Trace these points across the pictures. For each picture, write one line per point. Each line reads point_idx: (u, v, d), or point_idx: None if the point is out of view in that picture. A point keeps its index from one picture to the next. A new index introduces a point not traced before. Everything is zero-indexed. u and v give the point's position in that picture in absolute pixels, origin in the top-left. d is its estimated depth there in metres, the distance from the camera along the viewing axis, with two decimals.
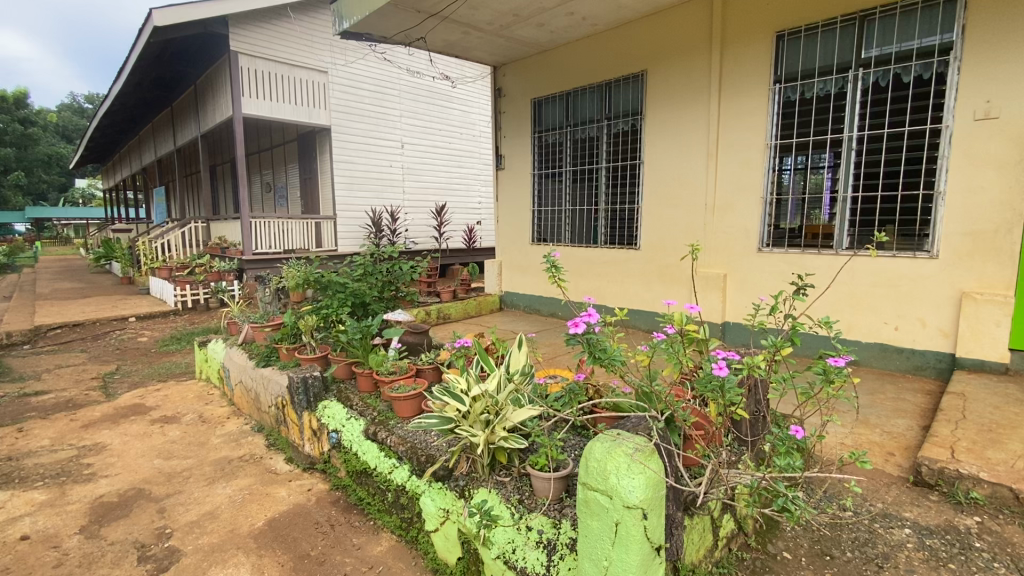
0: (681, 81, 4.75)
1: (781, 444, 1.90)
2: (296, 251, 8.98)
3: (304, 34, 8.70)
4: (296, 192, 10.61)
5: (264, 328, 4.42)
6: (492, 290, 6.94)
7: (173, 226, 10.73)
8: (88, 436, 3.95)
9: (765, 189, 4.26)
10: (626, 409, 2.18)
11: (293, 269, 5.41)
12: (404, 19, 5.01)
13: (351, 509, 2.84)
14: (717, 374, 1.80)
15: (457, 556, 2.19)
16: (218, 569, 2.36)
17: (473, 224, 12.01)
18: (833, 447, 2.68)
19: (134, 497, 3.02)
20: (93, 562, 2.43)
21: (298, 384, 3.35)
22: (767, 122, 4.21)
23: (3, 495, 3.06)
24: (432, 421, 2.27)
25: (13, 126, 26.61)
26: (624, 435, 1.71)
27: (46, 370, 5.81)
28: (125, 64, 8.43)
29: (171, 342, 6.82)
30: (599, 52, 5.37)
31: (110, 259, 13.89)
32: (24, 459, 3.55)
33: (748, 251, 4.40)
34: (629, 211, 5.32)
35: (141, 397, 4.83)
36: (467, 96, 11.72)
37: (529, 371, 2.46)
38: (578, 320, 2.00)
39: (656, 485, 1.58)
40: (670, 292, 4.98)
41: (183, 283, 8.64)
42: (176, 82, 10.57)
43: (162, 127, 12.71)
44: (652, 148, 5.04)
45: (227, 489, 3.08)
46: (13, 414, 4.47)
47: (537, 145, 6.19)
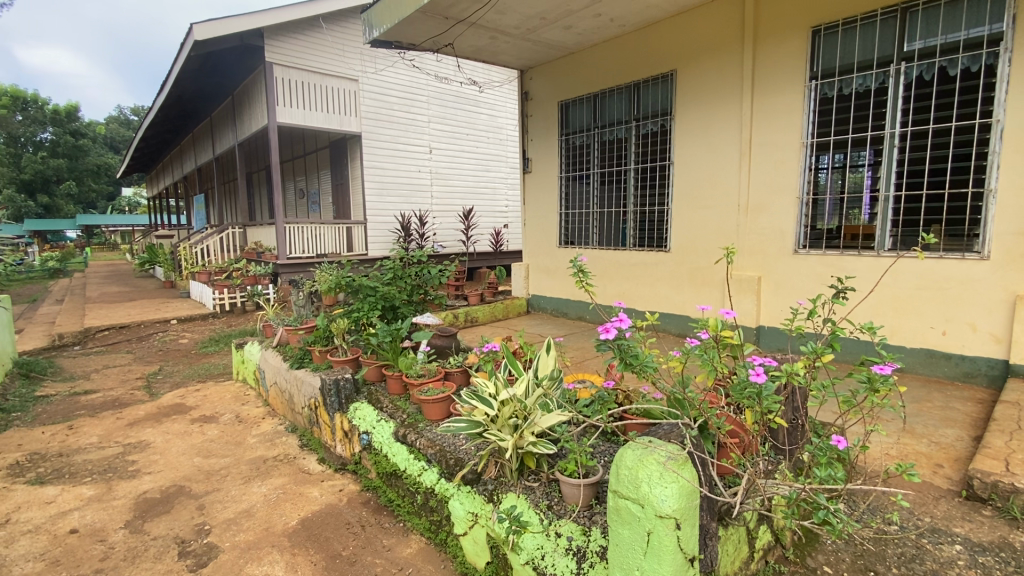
0: (713, 80, 4.66)
1: (822, 454, 1.82)
2: (329, 255, 9.18)
3: (335, 44, 8.93)
4: (328, 198, 10.87)
5: (297, 331, 4.52)
6: (519, 293, 6.94)
7: (212, 232, 11.11)
8: (133, 434, 4.12)
9: (800, 189, 4.13)
10: (658, 415, 2.18)
11: (325, 273, 5.53)
12: (433, 26, 5.07)
13: (382, 510, 2.88)
14: (754, 381, 1.74)
15: (485, 561, 2.19)
16: (254, 565, 2.42)
17: (500, 228, 12.03)
18: (877, 458, 2.57)
19: (174, 494, 3.14)
20: (137, 556, 2.53)
21: (331, 386, 3.45)
22: (803, 119, 4.07)
23: (55, 490, 3.22)
24: (460, 425, 2.25)
25: (64, 138, 28.45)
26: (656, 443, 1.68)
27: (94, 369, 6.11)
28: (168, 78, 8.81)
29: (210, 344, 7.07)
30: (628, 53, 5.32)
31: (154, 264, 14.51)
32: (75, 455, 3.74)
33: (783, 253, 4.27)
34: (658, 213, 5.25)
35: (182, 397, 5.02)
36: (494, 101, 11.79)
37: (558, 376, 2.43)
38: (608, 325, 1.96)
39: (689, 494, 1.55)
40: (702, 295, 4.89)
41: (221, 286, 8.94)
42: (215, 94, 10.96)
43: (201, 138, 13.22)
44: (682, 148, 4.96)
45: (262, 488, 3.16)
46: (65, 412, 4.71)
47: (564, 146, 6.17)
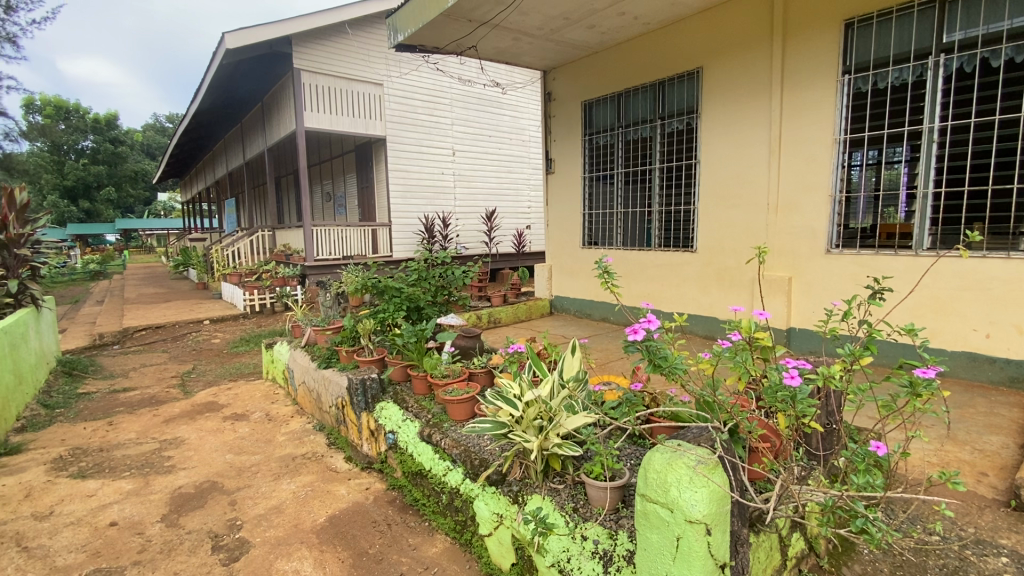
0: (741, 76, 4.56)
1: (860, 460, 1.76)
2: (354, 257, 9.34)
3: (360, 49, 9.08)
4: (353, 201, 11.07)
5: (325, 331, 4.61)
6: (542, 294, 6.92)
7: (243, 235, 11.42)
8: (169, 430, 4.26)
9: (833, 187, 4.00)
10: (687, 419, 2.13)
11: (351, 275, 5.63)
12: (456, 29, 5.10)
13: (407, 509, 2.90)
14: (788, 384, 1.69)
15: (511, 562, 2.18)
16: (284, 561, 2.47)
17: (523, 229, 12.02)
18: (917, 466, 2.47)
19: (208, 489, 3.22)
20: (173, 549, 2.61)
21: (357, 386, 3.50)
22: (835, 115, 3.95)
23: (96, 484, 3.35)
24: (486, 426, 2.25)
25: (104, 146, 29.73)
26: (686, 447, 1.65)
27: (132, 368, 6.35)
28: (201, 86, 9.08)
29: (241, 344, 7.26)
30: (652, 51, 5.26)
31: (188, 266, 15.01)
32: (114, 451, 3.88)
33: (815, 252, 4.15)
34: (684, 212, 5.17)
35: (215, 395, 5.17)
36: (517, 102, 11.80)
37: (583, 377, 2.41)
38: (637, 327, 1.93)
39: (720, 500, 1.51)
40: (731, 296, 4.79)
41: (251, 287, 9.17)
42: (245, 101, 11.26)
43: (233, 144, 13.61)
44: (709, 146, 4.88)
45: (292, 485, 3.22)
46: (105, 408, 4.90)
47: (588, 147, 6.13)
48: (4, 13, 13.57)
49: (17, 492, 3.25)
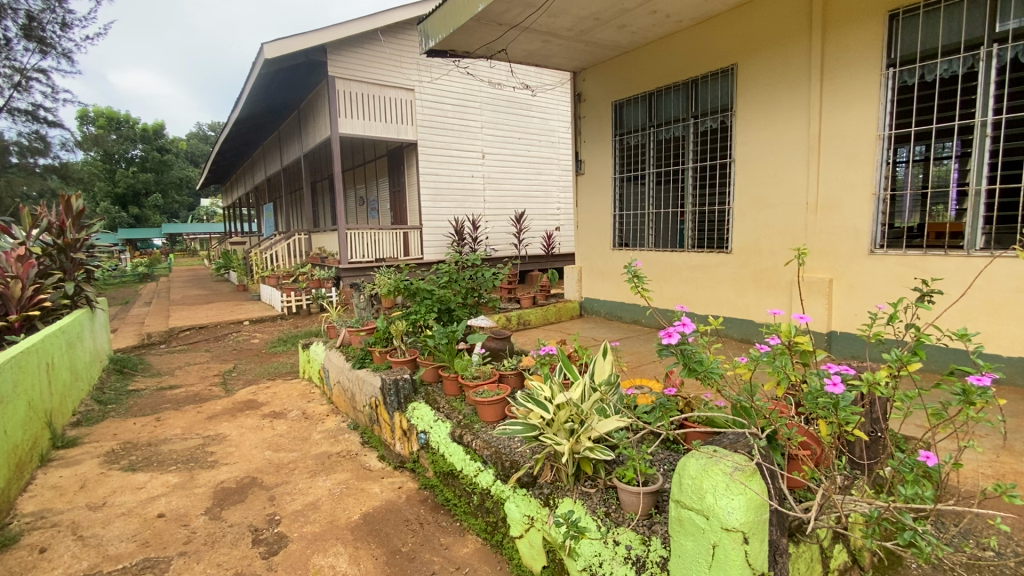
0: (778, 71, 4.44)
1: (908, 470, 1.69)
2: (386, 259, 9.53)
3: (392, 55, 9.26)
4: (386, 205, 11.29)
5: (359, 332, 4.72)
6: (572, 297, 6.90)
7: (280, 238, 11.79)
8: (212, 427, 4.43)
9: (878, 184, 3.84)
10: (722, 424, 2.09)
11: (384, 277, 5.74)
12: (486, 33, 5.15)
13: (439, 509, 2.93)
14: (830, 390, 1.63)
15: (542, 565, 2.18)
16: (320, 556, 2.53)
17: (552, 231, 11.99)
18: (970, 479, 2.35)
19: (248, 484, 3.34)
20: (216, 541, 2.71)
21: (390, 386, 3.57)
22: (879, 109, 3.79)
23: (145, 476, 3.52)
24: (517, 428, 2.26)
25: (152, 154, 31.28)
26: (722, 453, 1.62)
27: (177, 366, 6.64)
28: (242, 95, 9.42)
29: (279, 344, 7.49)
30: (684, 49, 5.17)
31: (229, 268, 15.61)
32: (162, 445, 4.06)
33: (857, 253, 3.99)
34: (718, 212, 5.06)
35: (254, 393, 5.35)
36: (546, 104, 11.79)
37: (616, 381, 2.37)
38: (671, 330, 1.90)
39: (758, 508, 1.48)
40: (769, 298, 4.66)
41: (289, 289, 9.47)
42: (283, 109, 11.61)
43: (271, 150, 14.06)
44: (745, 144, 4.77)
45: (327, 482, 3.31)
46: (153, 405, 5.14)
47: (618, 147, 6.07)
48: (61, 31, 14.39)
49: (74, 483, 3.44)
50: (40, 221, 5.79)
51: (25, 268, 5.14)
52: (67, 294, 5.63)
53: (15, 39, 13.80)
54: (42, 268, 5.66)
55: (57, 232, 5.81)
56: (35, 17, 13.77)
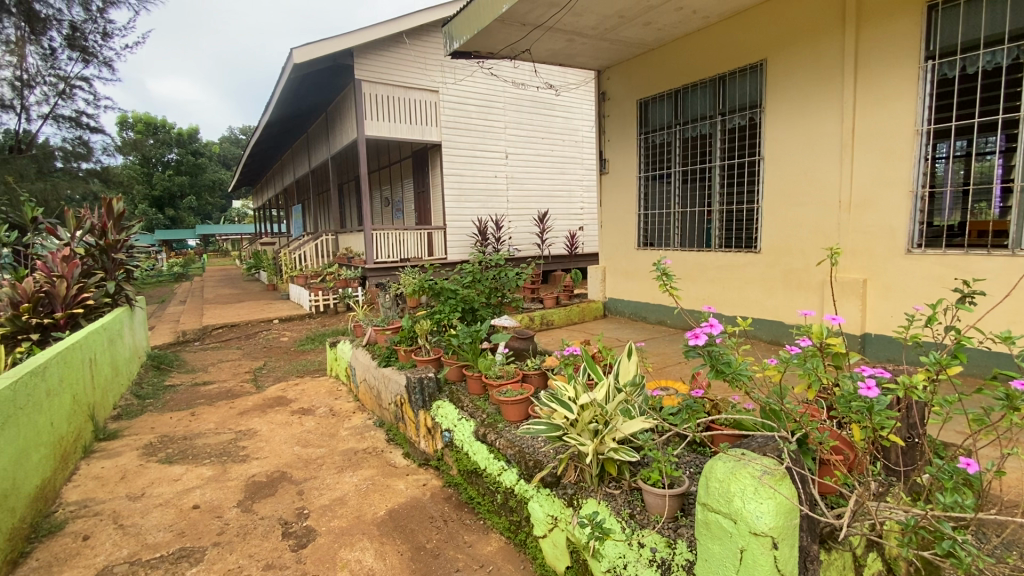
0: (809, 67, 4.33)
1: (947, 478, 1.63)
2: (411, 259, 9.65)
3: (417, 57, 9.36)
4: (411, 205, 11.43)
5: (385, 331, 4.79)
6: (595, 297, 6.86)
7: (308, 239, 12.05)
8: (243, 422, 4.57)
9: (915, 182, 3.70)
10: (750, 427, 2.05)
11: (408, 277, 5.82)
12: (510, 33, 5.15)
13: (463, 507, 2.95)
14: (864, 394, 1.58)
15: (566, 565, 2.17)
16: (347, 550, 2.58)
17: (575, 230, 11.93)
18: (1013, 487, 2.25)
19: (278, 478, 3.43)
20: (248, 533, 2.80)
21: (415, 384, 3.61)
22: (916, 104, 3.65)
23: (180, 469, 3.65)
24: (540, 428, 2.26)
25: (187, 158, 32.37)
26: (751, 456, 1.59)
27: (211, 363, 6.86)
28: (272, 99, 9.66)
29: (307, 342, 7.67)
30: (711, 45, 5.10)
31: (260, 268, 16.06)
32: (197, 439, 4.21)
33: (893, 252, 3.86)
34: (747, 211, 4.96)
35: (284, 390, 5.49)
36: (570, 104, 11.75)
37: (640, 382, 2.35)
38: (698, 331, 1.88)
39: (788, 513, 1.45)
40: (800, 299, 4.54)
41: (316, 289, 9.68)
42: (311, 112, 11.85)
43: (300, 153, 14.39)
44: (774, 142, 4.67)
45: (354, 478, 3.37)
46: (188, 400, 5.33)
47: (643, 146, 6.01)
48: (102, 40, 14.98)
49: (115, 473, 3.59)
50: (84, 223, 6.06)
51: (69, 268, 5.39)
52: (108, 293, 5.86)
53: (59, 49, 14.44)
54: (85, 267, 5.92)
55: (99, 233, 6.06)
56: (77, 27, 14.39)
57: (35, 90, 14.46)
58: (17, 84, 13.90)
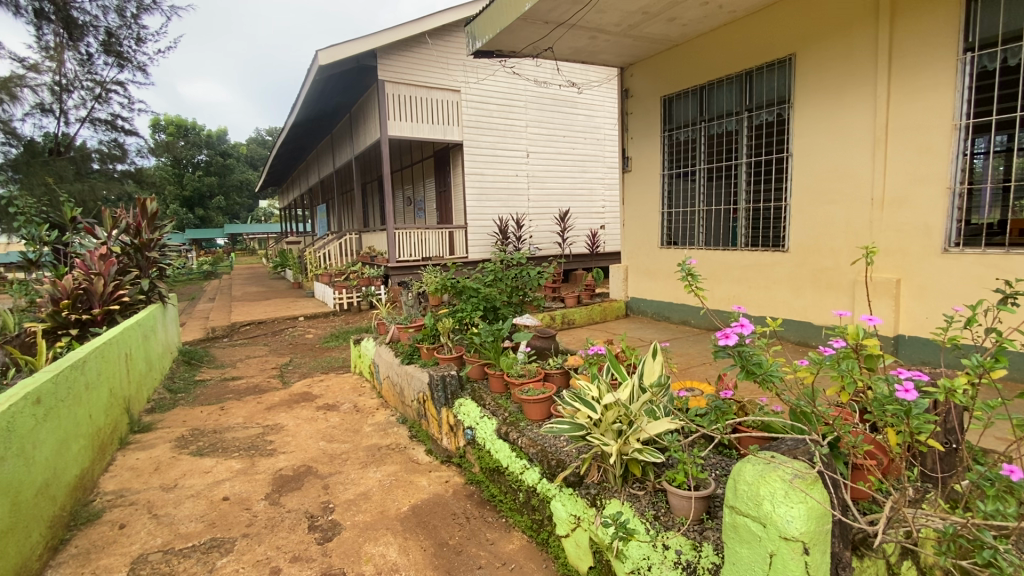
0: (840, 61, 4.21)
1: (988, 485, 1.58)
2: (433, 258, 9.73)
3: (439, 57, 9.42)
4: (432, 205, 11.52)
5: (408, 329, 4.84)
6: (617, 296, 6.80)
7: (333, 238, 12.26)
8: (271, 417, 4.68)
9: (952, 178, 3.57)
10: (779, 430, 2.01)
11: (431, 275, 5.87)
12: (533, 31, 5.14)
13: (485, 505, 2.97)
14: (901, 397, 1.53)
15: (588, 565, 2.16)
16: (371, 545, 2.62)
17: (597, 229, 11.85)
18: None
19: (304, 473, 3.50)
20: (276, 525, 2.86)
21: (438, 381, 3.65)
22: (954, 98, 3.52)
23: (211, 461, 3.75)
24: (563, 427, 2.25)
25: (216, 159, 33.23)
26: (781, 459, 1.56)
27: (239, 359, 7.03)
28: (298, 100, 9.84)
29: (331, 339, 7.80)
30: (738, 40, 5.00)
31: (285, 267, 16.40)
32: (226, 433, 4.32)
33: (929, 252, 3.73)
34: (774, 209, 4.86)
35: (309, 385, 5.61)
36: (592, 101, 11.66)
37: (666, 382, 2.32)
38: (728, 331, 1.84)
39: (819, 518, 1.42)
40: (829, 299, 4.43)
41: (340, 287, 9.84)
42: (335, 113, 12.03)
43: (325, 153, 14.63)
44: (803, 138, 4.56)
45: (377, 474, 3.42)
46: (218, 394, 5.48)
47: (667, 143, 5.94)
48: (136, 45, 15.46)
49: (149, 465, 3.72)
50: (120, 223, 6.27)
51: (106, 266, 5.58)
52: (142, 290, 6.05)
53: (96, 54, 14.96)
54: (121, 266, 6.14)
55: (134, 233, 6.26)
56: (113, 33, 14.90)
57: (73, 94, 15.02)
58: (57, 88, 14.46)
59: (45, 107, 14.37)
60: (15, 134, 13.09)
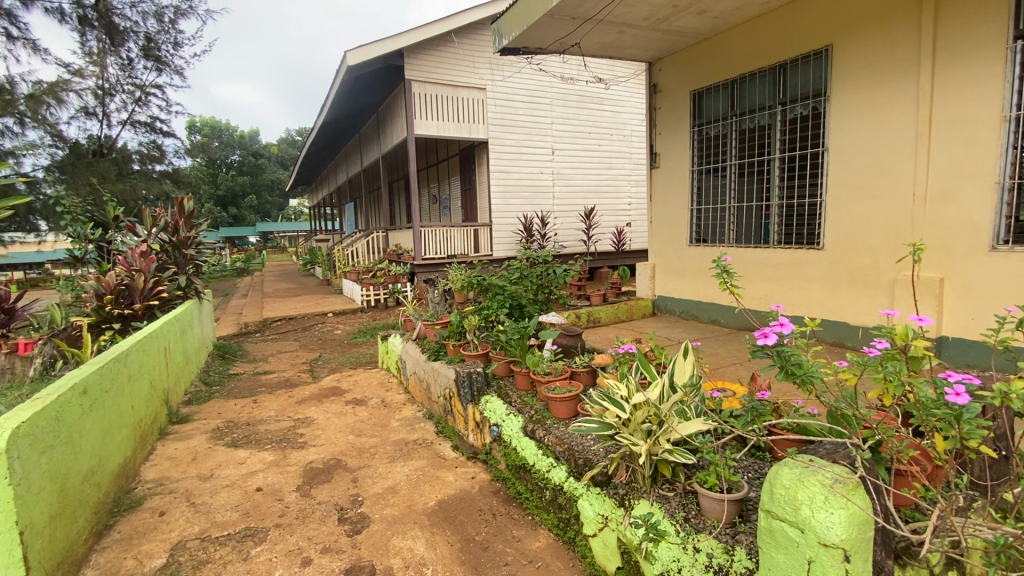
0: (880, 51, 4.05)
1: None
2: (458, 256, 9.78)
3: (466, 55, 9.45)
4: (458, 203, 11.59)
5: (434, 326, 4.89)
6: (644, 294, 6.72)
7: (360, 236, 12.47)
8: (301, 410, 4.79)
9: (1001, 172, 3.39)
10: (816, 433, 1.96)
11: (456, 273, 5.91)
12: (560, 27, 5.10)
13: (511, 501, 2.97)
14: (951, 401, 1.46)
15: (616, 565, 2.14)
16: (399, 538, 2.66)
17: (623, 226, 11.72)
18: None
19: (334, 466, 3.57)
20: (307, 516, 2.93)
21: (464, 378, 3.68)
22: (1004, 88, 3.35)
23: (245, 453, 3.86)
24: (592, 426, 2.23)
25: None
26: (820, 463, 1.51)
27: (271, 354, 7.22)
28: (327, 101, 10.01)
29: (360, 335, 7.94)
30: (771, 32, 4.86)
31: (315, 264, 16.77)
32: (259, 425, 4.44)
33: (975, 250, 3.55)
34: (808, 205, 4.71)
35: (338, 380, 5.72)
36: (619, 97, 11.52)
37: (697, 383, 2.27)
38: (767, 330, 1.80)
39: (861, 525, 1.37)
40: (867, 298, 4.28)
41: (368, 284, 10.00)
42: (362, 112, 12.21)
43: (353, 152, 14.89)
44: (840, 131, 4.40)
45: (405, 468, 3.46)
46: (251, 387, 5.64)
47: (697, 139, 5.83)
48: (173, 49, 15.98)
49: (187, 455, 3.85)
50: (159, 221, 6.49)
51: (147, 262, 5.78)
52: (180, 286, 6.26)
53: (136, 59, 15.54)
54: (160, 263, 6.37)
55: (171, 231, 6.48)
56: (152, 38, 15.46)
57: (115, 98, 15.64)
58: (100, 92, 15.06)
59: (90, 110, 14.99)
60: (62, 137, 13.69)
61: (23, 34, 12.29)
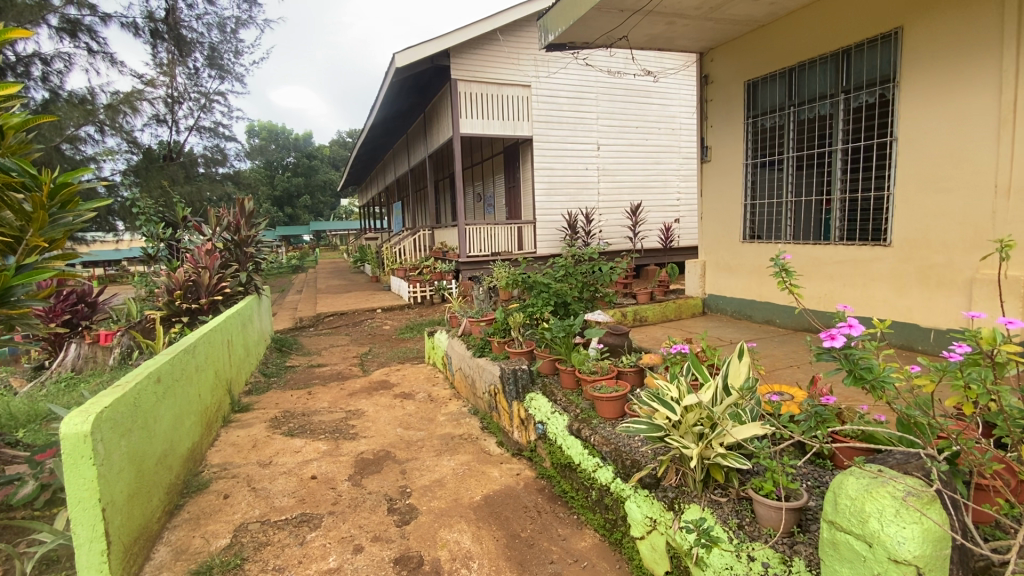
0: (958, 31, 3.74)
1: None
2: (502, 254, 9.84)
3: (511, 53, 9.47)
4: (502, 200, 11.66)
5: (479, 322, 4.94)
6: (694, 292, 6.52)
7: (407, 234, 12.74)
8: (352, 403, 4.96)
9: None
10: (884, 441, 1.85)
11: (501, 270, 5.93)
12: (607, 20, 5.02)
13: (556, 500, 2.95)
14: None
15: (665, 569, 2.10)
16: (446, 531, 2.70)
17: (671, 223, 11.42)
18: None
19: (384, 457, 3.68)
20: (358, 505, 3.03)
21: (509, 375, 3.71)
22: None
23: (301, 442, 4.04)
24: (640, 427, 2.17)
25: None
26: (891, 474, 1.42)
27: (324, 347, 7.51)
28: (376, 102, 10.28)
29: (407, 330, 8.12)
30: (834, 16, 4.59)
31: (365, 262, 17.29)
32: (313, 416, 4.64)
33: None
34: (874, 199, 4.42)
35: (387, 374, 5.89)
36: (667, 89, 11.20)
37: (753, 385, 2.16)
38: (834, 333, 1.71)
39: (936, 541, 1.28)
40: (940, 299, 3.99)
41: (415, 281, 10.22)
42: (410, 113, 12.44)
43: (400, 152, 15.22)
44: (910, 120, 4.10)
45: (451, 462, 3.52)
46: (306, 379, 5.90)
47: (751, 131, 5.59)
48: (234, 58, 16.90)
49: (248, 442, 4.07)
50: (222, 220, 6.84)
51: (211, 260, 6.06)
52: (241, 283, 6.60)
53: (201, 68, 16.51)
54: (223, 260, 6.72)
55: (233, 230, 6.82)
56: (215, 48, 16.40)
57: (184, 105, 16.68)
58: (170, 101, 16.10)
59: (161, 117, 16.04)
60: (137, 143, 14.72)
61: (103, 49, 13.30)
